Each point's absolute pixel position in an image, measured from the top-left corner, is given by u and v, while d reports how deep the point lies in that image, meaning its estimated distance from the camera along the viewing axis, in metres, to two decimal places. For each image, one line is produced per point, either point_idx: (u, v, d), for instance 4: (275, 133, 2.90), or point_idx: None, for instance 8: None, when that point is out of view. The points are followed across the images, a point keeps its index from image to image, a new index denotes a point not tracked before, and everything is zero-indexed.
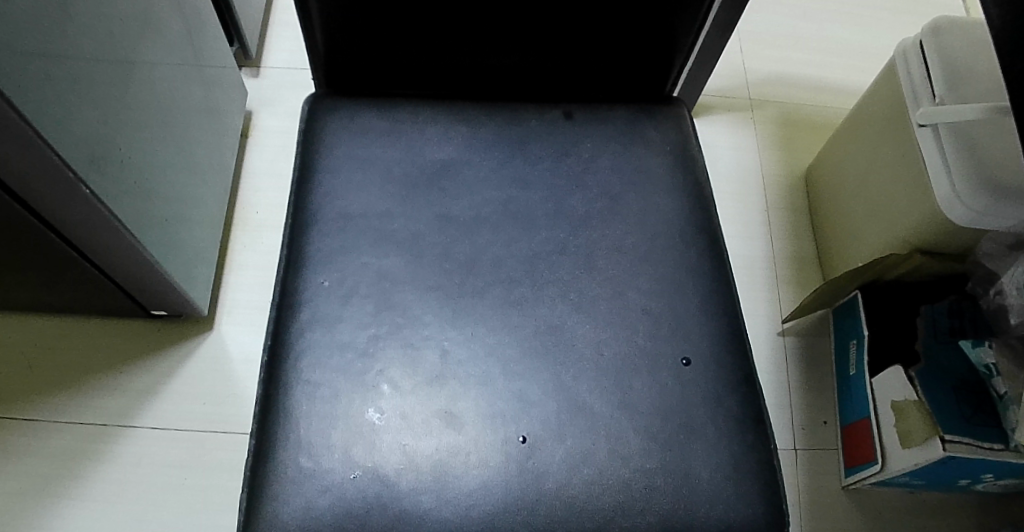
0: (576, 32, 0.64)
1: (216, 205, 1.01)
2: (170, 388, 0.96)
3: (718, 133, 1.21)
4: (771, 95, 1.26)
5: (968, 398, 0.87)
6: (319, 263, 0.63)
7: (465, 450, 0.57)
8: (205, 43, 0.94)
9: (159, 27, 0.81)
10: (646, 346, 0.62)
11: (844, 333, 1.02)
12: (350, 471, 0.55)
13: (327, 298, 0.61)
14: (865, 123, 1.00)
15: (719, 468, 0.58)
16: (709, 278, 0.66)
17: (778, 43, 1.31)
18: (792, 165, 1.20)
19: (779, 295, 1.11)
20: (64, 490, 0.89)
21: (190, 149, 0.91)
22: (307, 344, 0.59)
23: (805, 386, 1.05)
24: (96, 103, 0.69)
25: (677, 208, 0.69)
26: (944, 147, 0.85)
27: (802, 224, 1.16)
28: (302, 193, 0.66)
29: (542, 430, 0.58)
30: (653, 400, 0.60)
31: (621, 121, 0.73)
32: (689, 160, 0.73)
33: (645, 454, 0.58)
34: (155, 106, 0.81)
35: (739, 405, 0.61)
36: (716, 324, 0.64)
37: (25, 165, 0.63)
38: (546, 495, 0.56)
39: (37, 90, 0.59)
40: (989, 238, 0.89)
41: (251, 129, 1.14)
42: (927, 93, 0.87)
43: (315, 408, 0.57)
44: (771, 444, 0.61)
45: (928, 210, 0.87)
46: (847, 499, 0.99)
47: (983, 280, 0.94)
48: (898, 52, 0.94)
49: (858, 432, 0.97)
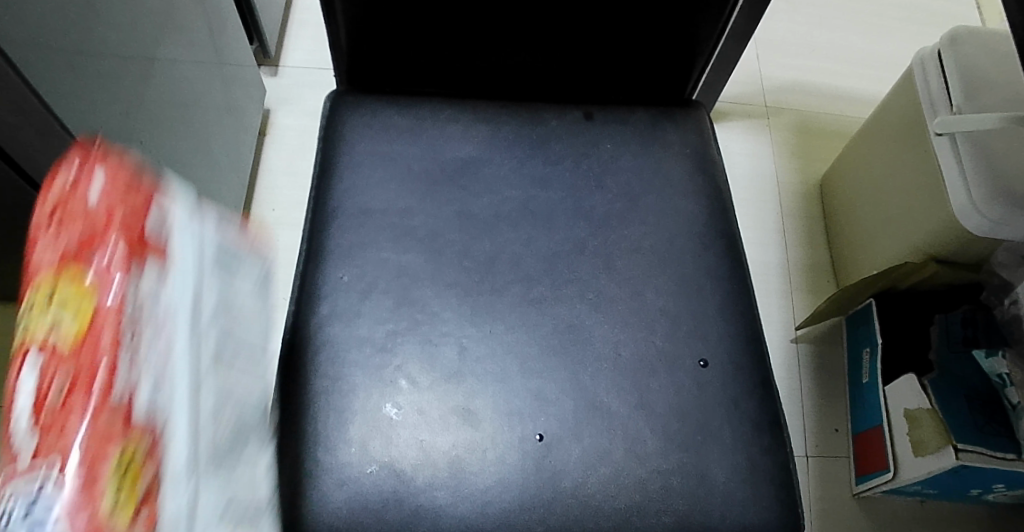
0: (597, 32, 0.64)
1: (233, 201, 1.01)
2: None
3: (734, 139, 1.21)
4: (787, 102, 1.26)
5: (981, 408, 0.87)
6: (339, 259, 0.63)
7: (483, 447, 0.57)
8: (225, 40, 0.95)
9: (181, 25, 0.81)
10: (664, 347, 0.62)
11: (856, 341, 1.02)
12: (367, 465, 0.56)
13: (346, 293, 0.62)
14: (882, 130, 1.00)
15: (736, 470, 0.58)
16: (728, 281, 0.67)
17: (794, 51, 1.31)
18: (807, 173, 1.20)
19: (792, 301, 1.10)
20: None
21: (208, 146, 0.92)
22: (326, 338, 0.60)
23: (817, 393, 1.05)
24: (118, 97, 0.69)
25: (696, 211, 0.69)
26: (961, 155, 0.85)
27: (816, 231, 1.16)
28: (322, 188, 0.67)
29: (559, 429, 0.58)
30: (670, 401, 0.60)
31: (642, 123, 0.73)
32: (708, 162, 0.72)
33: (662, 454, 0.58)
34: (175, 102, 0.82)
35: (756, 409, 0.61)
36: (733, 327, 0.65)
37: (46, 153, 0.65)
38: (564, 494, 0.56)
39: (61, 80, 0.60)
40: (1004, 248, 0.89)
41: (269, 128, 1.15)
42: (944, 102, 0.87)
43: (332, 402, 0.58)
44: (788, 449, 0.61)
45: (944, 218, 0.87)
46: (857, 506, 0.99)
47: (997, 290, 0.93)
48: (916, 61, 0.93)
49: (870, 440, 0.97)
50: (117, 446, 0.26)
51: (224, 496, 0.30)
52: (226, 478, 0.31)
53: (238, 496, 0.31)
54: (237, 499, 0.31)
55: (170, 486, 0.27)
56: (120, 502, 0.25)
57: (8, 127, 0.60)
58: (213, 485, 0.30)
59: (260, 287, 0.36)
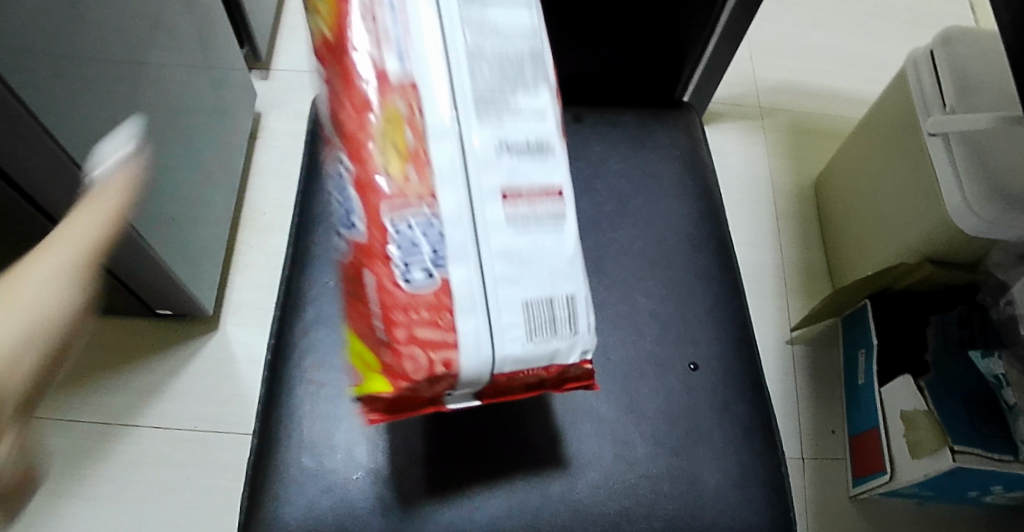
0: (586, 34, 0.64)
1: (224, 205, 1.01)
2: (174, 388, 0.96)
3: (729, 139, 1.20)
4: (782, 103, 1.25)
5: (978, 410, 0.85)
6: (325, 263, 0.63)
7: (470, 452, 0.57)
8: (214, 44, 0.94)
9: (168, 29, 0.81)
10: (654, 351, 0.62)
11: (852, 342, 1.01)
12: (353, 471, 0.56)
13: (332, 298, 0.61)
14: (877, 130, 0.99)
15: (727, 474, 0.59)
16: (718, 284, 0.66)
17: (789, 52, 1.31)
18: (802, 174, 1.19)
19: (788, 303, 1.10)
20: (67, 487, 0.89)
21: (197, 151, 0.91)
22: (312, 343, 0.60)
23: (813, 395, 1.05)
24: (103, 103, 0.68)
25: (687, 214, 0.69)
26: (955, 156, 0.84)
27: (812, 232, 1.15)
28: (308, 194, 0.66)
29: (548, 433, 0.58)
30: (660, 405, 0.61)
31: (631, 125, 0.71)
32: (699, 164, 0.72)
33: (652, 459, 0.59)
34: (163, 106, 0.81)
35: (745, 412, 0.62)
36: (724, 330, 0.65)
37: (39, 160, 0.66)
38: (552, 499, 0.56)
39: (44, 86, 0.59)
40: (1000, 248, 0.88)
41: (259, 131, 1.13)
42: (937, 102, 0.87)
43: (319, 408, 0.58)
44: (778, 451, 0.62)
45: (939, 218, 0.87)
46: (853, 509, 0.99)
47: (994, 290, 0.92)
48: (909, 61, 0.93)
49: (867, 441, 0.96)
50: (384, 130, 0.49)
51: (501, 166, 0.50)
52: (508, 151, 0.51)
53: (527, 156, 0.51)
54: (521, 173, 0.51)
55: (443, 173, 0.49)
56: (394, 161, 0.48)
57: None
58: (492, 173, 0.50)
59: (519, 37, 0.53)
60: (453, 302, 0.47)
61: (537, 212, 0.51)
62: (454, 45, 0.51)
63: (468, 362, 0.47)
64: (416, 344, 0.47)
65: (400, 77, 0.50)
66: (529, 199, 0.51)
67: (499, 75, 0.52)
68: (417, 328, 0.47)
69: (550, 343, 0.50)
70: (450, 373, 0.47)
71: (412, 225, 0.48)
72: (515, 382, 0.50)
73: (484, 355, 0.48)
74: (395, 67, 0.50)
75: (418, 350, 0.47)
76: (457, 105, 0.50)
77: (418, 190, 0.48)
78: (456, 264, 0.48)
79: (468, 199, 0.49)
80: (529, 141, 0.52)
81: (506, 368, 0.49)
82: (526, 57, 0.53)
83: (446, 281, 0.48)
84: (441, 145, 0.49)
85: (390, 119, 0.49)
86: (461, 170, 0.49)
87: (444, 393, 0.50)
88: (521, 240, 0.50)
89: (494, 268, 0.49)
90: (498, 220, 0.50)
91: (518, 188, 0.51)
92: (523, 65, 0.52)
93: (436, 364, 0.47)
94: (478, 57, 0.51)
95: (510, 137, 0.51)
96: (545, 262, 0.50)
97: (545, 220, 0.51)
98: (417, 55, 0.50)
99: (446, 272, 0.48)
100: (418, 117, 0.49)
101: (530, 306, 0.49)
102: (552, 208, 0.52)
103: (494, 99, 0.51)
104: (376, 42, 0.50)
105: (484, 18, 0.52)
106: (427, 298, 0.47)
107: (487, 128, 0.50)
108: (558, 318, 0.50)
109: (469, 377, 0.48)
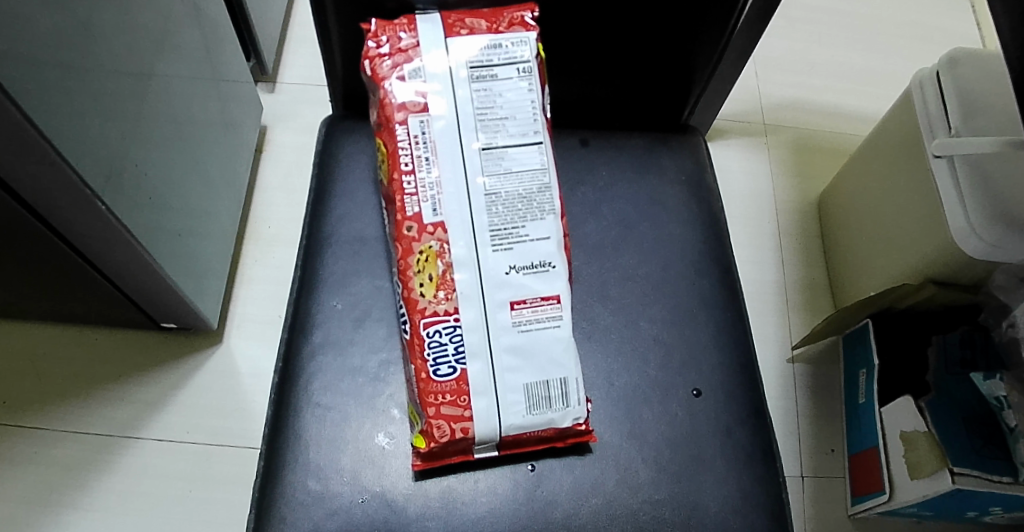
0: (593, 59, 0.64)
1: (229, 217, 1.01)
2: (177, 400, 0.96)
3: (732, 157, 1.21)
4: (786, 120, 1.25)
5: (978, 431, 0.85)
6: (332, 286, 0.63)
7: (474, 477, 0.58)
8: (218, 55, 0.94)
9: (172, 43, 0.80)
10: (658, 378, 0.63)
11: (853, 362, 1.01)
12: (359, 494, 0.57)
13: (340, 322, 0.62)
14: (880, 150, 1.00)
15: (728, 500, 0.59)
16: (721, 310, 0.66)
17: (794, 69, 1.31)
18: (805, 191, 1.20)
19: (790, 321, 1.10)
20: (70, 498, 0.90)
21: (202, 163, 0.91)
22: (319, 367, 0.60)
23: (814, 412, 1.05)
24: (110, 120, 0.68)
25: (691, 238, 0.69)
26: (959, 178, 0.84)
27: (814, 250, 1.16)
28: (315, 216, 0.65)
29: (551, 459, 0.59)
30: (663, 431, 0.61)
31: (638, 149, 0.71)
32: (704, 187, 0.72)
33: (655, 485, 0.59)
34: (169, 121, 0.81)
35: (748, 438, 0.62)
36: (727, 356, 0.65)
37: (72, 211, 0.67)
38: (554, 524, 0.57)
39: (56, 107, 0.59)
40: (1002, 270, 0.88)
41: (265, 144, 1.13)
42: (942, 124, 0.87)
43: (325, 431, 0.59)
44: (780, 479, 0.62)
45: (940, 241, 0.87)
46: (851, 528, 0.99)
47: (995, 311, 0.92)
48: (915, 81, 0.93)
49: (866, 461, 0.96)
50: (421, 249, 0.54)
51: (512, 281, 0.54)
52: (517, 270, 0.55)
53: (533, 273, 0.55)
54: (530, 287, 0.55)
55: (465, 296, 0.54)
56: (428, 282, 0.54)
57: (11, 161, 0.59)
58: (504, 286, 0.54)
59: (526, 138, 0.55)
60: (468, 385, 0.53)
61: (541, 318, 0.55)
62: (476, 177, 0.54)
63: (482, 430, 0.53)
64: (441, 420, 0.53)
65: (430, 212, 0.54)
66: (534, 307, 0.55)
67: (515, 195, 0.55)
68: (442, 406, 0.53)
69: (548, 414, 0.55)
70: (469, 437, 0.54)
71: (439, 333, 0.53)
72: (522, 439, 0.56)
73: (492, 426, 0.53)
74: (426, 203, 0.54)
75: (444, 423, 0.53)
76: (475, 235, 0.54)
77: (445, 309, 0.54)
78: (473, 358, 0.53)
79: (484, 312, 0.54)
80: (536, 261, 0.55)
81: (512, 431, 0.54)
82: (540, 178, 0.55)
83: (465, 371, 0.53)
84: (466, 260, 0.54)
85: (423, 251, 0.54)
86: (478, 290, 0.54)
87: (472, 445, 0.55)
88: (524, 335, 0.54)
89: (504, 363, 0.54)
90: (508, 327, 0.54)
91: (526, 299, 0.54)
92: (537, 189, 0.55)
93: (457, 432, 0.53)
94: (497, 186, 0.55)
95: (520, 258, 0.55)
96: (548, 352, 0.54)
97: (548, 324, 0.55)
98: (444, 191, 0.54)
99: (465, 364, 0.53)
100: (446, 249, 0.54)
101: (531, 387, 0.54)
102: (556, 313, 0.55)
103: (508, 224, 0.55)
104: (410, 170, 0.54)
105: (504, 148, 0.55)
106: (448, 384, 0.53)
107: (501, 250, 0.54)
108: (557, 396, 0.55)
109: (484, 439, 0.54)
